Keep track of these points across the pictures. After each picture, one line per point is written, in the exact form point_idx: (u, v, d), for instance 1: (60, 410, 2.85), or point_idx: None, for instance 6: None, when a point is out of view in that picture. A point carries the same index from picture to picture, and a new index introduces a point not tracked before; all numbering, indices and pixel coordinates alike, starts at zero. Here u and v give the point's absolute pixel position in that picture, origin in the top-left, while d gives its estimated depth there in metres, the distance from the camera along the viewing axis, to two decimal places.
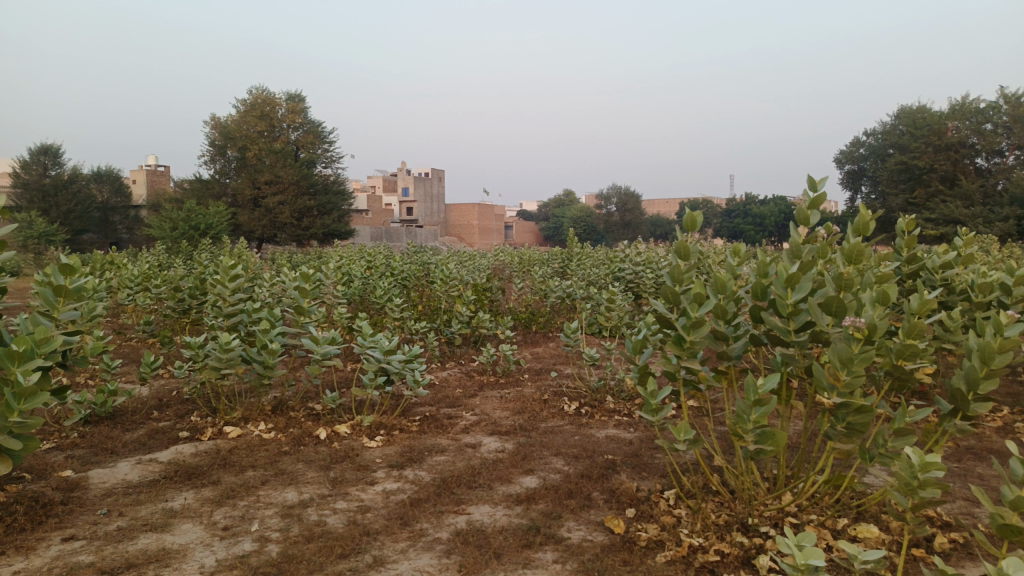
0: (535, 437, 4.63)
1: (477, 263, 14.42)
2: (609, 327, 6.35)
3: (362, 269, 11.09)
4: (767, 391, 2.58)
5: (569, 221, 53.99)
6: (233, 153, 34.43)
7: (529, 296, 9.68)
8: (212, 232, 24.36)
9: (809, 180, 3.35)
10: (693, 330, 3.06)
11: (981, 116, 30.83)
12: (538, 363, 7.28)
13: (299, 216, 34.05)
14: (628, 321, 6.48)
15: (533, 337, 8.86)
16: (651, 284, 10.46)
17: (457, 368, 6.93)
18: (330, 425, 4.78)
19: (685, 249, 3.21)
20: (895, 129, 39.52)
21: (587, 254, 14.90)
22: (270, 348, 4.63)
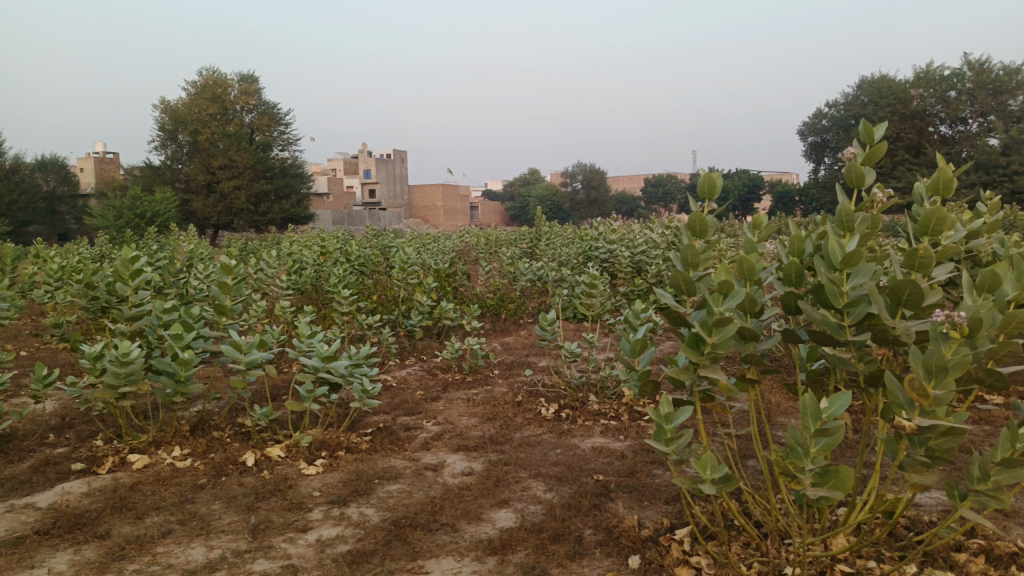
0: (509, 453, 3.87)
1: (440, 246, 13.56)
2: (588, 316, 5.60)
3: (315, 255, 10.17)
4: (835, 418, 1.87)
5: (535, 199, 53.23)
6: (184, 137, 32.86)
7: (497, 280, 8.91)
8: (161, 220, 23.09)
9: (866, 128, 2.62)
10: (717, 330, 2.32)
11: (945, 84, 30.74)
12: (510, 355, 6.51)
13: (255, 202, 32.72)
14: (609, 307, 5.73)
15: (502, 326, 8.09)
16: (627, 262, 9.74)
17: (418, 366, 6.13)
18: (261, 447, 3.97)
19: (703, 223, 2.47)
20: (858, 100, 39.48)
21: (557, 233, 14.15)
22: (183, 358, 3.79)
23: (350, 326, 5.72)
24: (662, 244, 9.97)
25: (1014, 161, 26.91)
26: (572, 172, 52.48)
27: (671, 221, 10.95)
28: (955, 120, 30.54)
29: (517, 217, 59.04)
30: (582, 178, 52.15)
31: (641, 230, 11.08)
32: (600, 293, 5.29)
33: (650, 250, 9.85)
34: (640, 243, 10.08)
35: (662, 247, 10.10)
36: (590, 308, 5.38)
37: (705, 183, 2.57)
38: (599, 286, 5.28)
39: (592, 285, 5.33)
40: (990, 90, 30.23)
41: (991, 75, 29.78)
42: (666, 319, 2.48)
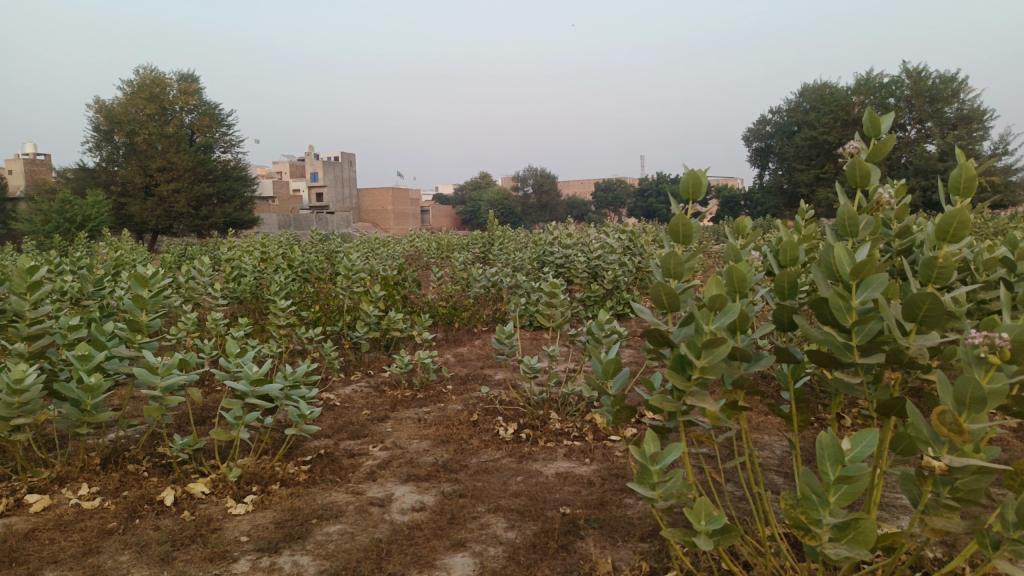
0: (464, 482, 3.50)
1: (389, 252, 13.09)
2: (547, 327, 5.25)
3: (255, 262, 9.60)
4: (859, 461, 1.56)
5: (486, 203, 52.90)
6: (120, 138, 31.49)
7: (449, 287, 8.52)
8: (94, 224, 21.92)
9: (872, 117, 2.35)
10: (707, 352, 1.99)
11: (885, 91, 31.55)
12: (463, 368, 6.14)
13: (196, 206, 31.52)
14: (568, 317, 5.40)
15: (455, 336, 7.70)
16: (583, 268, 9.46)
17: (364, 382, 5.71)
18: (183, 482, 3.50)
19: (688, 228, 2.14)
20: (801, 106, 40.34)
21: (509, 237, 13.82)
22: (90, 383, 3.31)
23: (289, 340, 5.27)
24: (618, 249, 9.72)
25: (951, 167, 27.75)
26: (523, 176, 52.34)
27: (626, 225, 10.72)
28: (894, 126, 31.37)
29: (468, 221, 58.65)
30: (533, 183, 52.04)
31: (596, 234, 10.83)
32: (560, 304, 4.96)
33: (606, 256, 9.59)
34: (596, 248, 9.82)
35: (617, 252, 9.85)
36: (549, 320, 5.04)
37: (689, 182, 2.25)
38: (559, 296, 4.95)
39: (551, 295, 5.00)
40: (928, 98, 31.09)
41: (928, 82, 30.67)
42: (646, 337, 2.14)
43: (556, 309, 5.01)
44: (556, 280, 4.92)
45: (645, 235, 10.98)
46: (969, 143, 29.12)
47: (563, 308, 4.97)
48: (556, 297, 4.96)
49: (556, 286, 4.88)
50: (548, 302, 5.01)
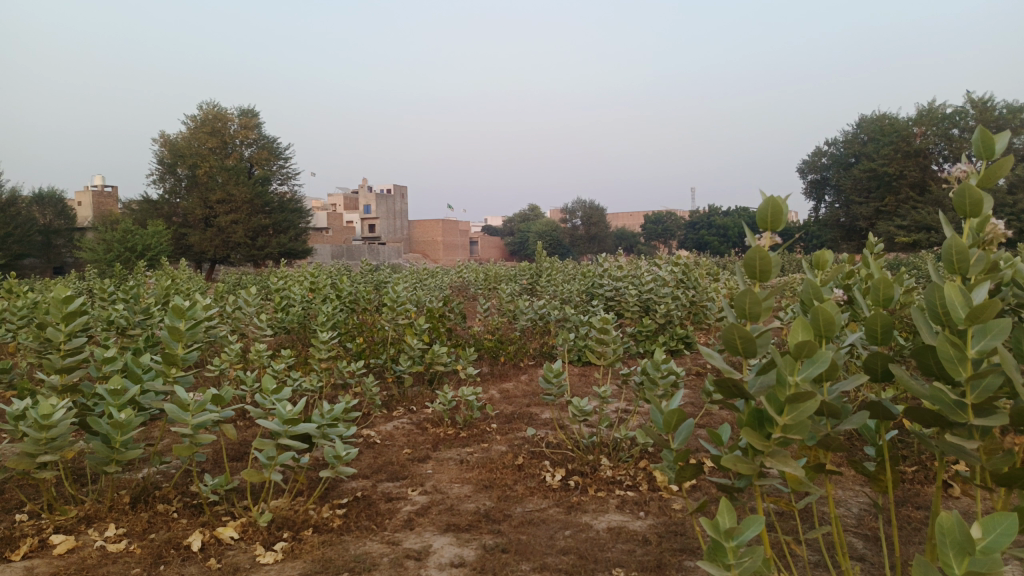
0: (507, 535, 3.24)
1: (436, 283, 12.98)
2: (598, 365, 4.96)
3: (303, 292, 9.57)
4: (994, 558, 1.25)
5: (535, 235, 52.88)
6: (182, 171, 32.55)
7: (496, 319, 8.31)
8: (153, 253, 22.51)
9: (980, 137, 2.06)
10: (790, 407, 1.72)
11: (948, 121, 30.50)
12: (509, 406, 5.89)
13: (252, 236, 32.25)
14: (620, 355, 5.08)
15: (501, 370, 7.46)
16: (634, 301, 9.15)
17: (407, 418, 5.50)
18: (212, 526, 3.32)
19: (768, 263, 1.88)
20: (858, 137, 39.33)
21: (558, 269, 13.59)
22: (121, 420, 3.19)
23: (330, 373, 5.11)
24: (670, 282, 9.38)
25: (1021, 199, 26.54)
26: (572, 208, 52.24)
27: (678, 258, 10.39)
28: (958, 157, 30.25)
29: (516, 253, 58.70)
30: (582, 214, 51.86)
31: (648, 267, 10.51)
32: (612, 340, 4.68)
33: (659, 288, 9.26)
34: (648, 281, 9.51)
35: (670, 285, 9.51)
36: (601, 358, 4.75)
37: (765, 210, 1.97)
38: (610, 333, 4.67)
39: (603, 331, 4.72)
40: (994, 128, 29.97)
41: (994, 112, 29.53)
42: (717, 387, 1.89)
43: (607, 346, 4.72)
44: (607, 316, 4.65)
45: (698, 268, 10.62)
46: None
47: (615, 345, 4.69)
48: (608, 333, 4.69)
49: (608, 322, 4.61)
50: (599, 339, 4.74)
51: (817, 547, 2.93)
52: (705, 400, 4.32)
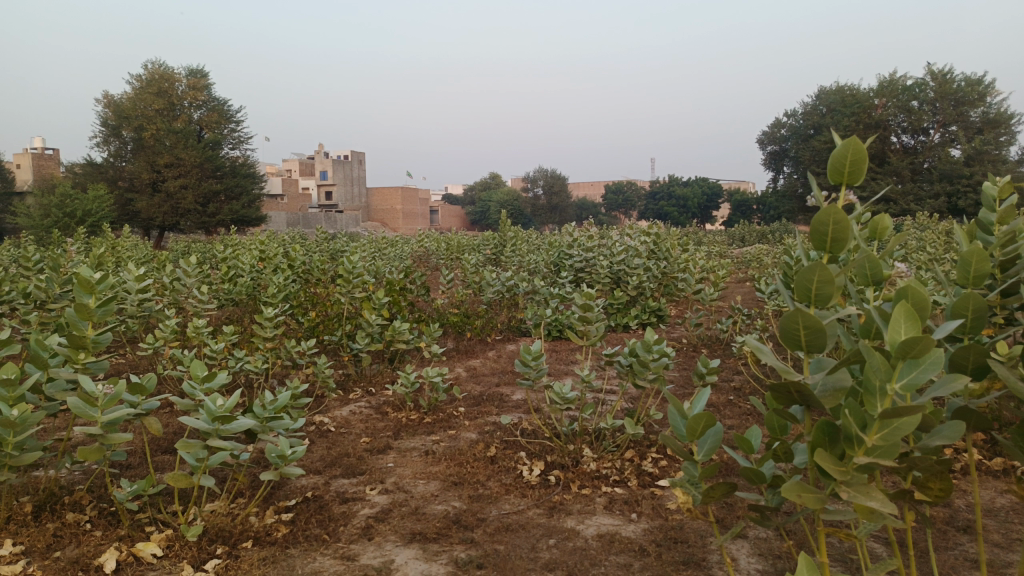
0: (481, 545, 2.79)
1: (396, 253, 12.40)
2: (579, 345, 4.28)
3: (254, 262, 8.91)
4: None
5: (496, 204, 52.23)
6: (128, 133, 30.94)
7: (460, 291, 7.82)
8: (94, 219, 21.33)
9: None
10: (880, 420, 1.29)
11: (909, 93, 30.61)
12: (476, 386, 5.43)
13: (203, 202, 30.98)
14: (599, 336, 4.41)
15: (467, 345, 6.99)
16: (604, 273, 8.75)
17: (365, 401, 5.01)
18: (130, 541, 2.80)
19: (843, 229, 1.44)
20: (818, 109, 39.45)
21: (523, 238, 13.10)
22: (13, 417, 2.63)
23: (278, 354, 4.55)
24: (642, 253, 8.98)
25: (977, 172, 26.91)
26: (534, 177, 51.60)
27: (649, 227, 9.97)
28: (916, 130, 30.47)
29: (477, 222, 58.00)
30: (543, 184, 51.23)
31: (618, 236, 10.11)
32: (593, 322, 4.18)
33: (630, 259, 8.85)
34: (619, 251, 9.11)
35: (642, 255, 9.11)
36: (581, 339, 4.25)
37: (841, 160, 1.73)
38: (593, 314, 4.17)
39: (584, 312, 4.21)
40: (952, 101, 30.18)
41: (953, 85, 29.69)
42: (772, 389, 1.45)
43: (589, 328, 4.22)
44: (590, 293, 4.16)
45: (669, 238, 10.23)
46: (995, 147, 28.18)
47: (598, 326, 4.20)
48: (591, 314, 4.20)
49: (591, 300, 4.12)
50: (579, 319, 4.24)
51: (839, 557, 2.55)
52: (697, 383, 3.92)
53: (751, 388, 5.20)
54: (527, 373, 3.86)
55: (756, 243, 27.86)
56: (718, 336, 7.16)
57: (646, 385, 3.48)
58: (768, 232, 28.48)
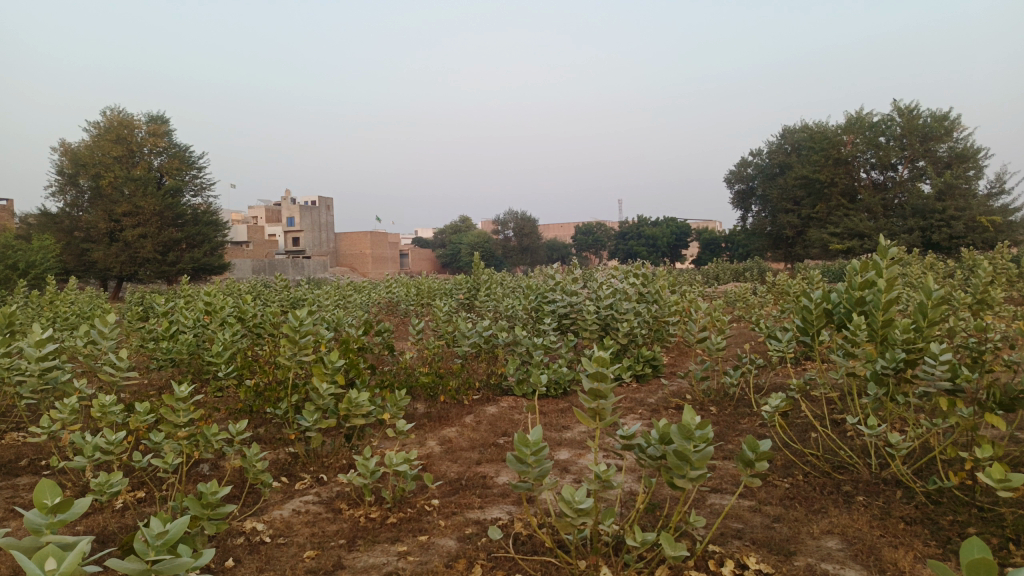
0: None
1: (362, 301, 11.39)
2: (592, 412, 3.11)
3: (198, 317, 7.84)
4: None
5: (467, 246, 51.52)
6: (85, 182, 29.57)
7: (432, 344, 6.86)
8: (40, 270, 20.05)
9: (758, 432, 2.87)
10: None
11: (875, 130, 30.46)
12: (453, 468, 4.47)
13: (163, 251, 29.68)
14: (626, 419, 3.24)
15: (441, 409, 6.03)
16: (591, 319, 7.87)
17: (315, 494, 4.02)
18: None
19: None
20: (783, 147, 39.62)
21: (497, 282, 12.20)
22: None
23: (193, 443, 3.49)
24: (632, 297, 8.14)
25: (949, 207, 26.88)
26: (503, 219, 50.91)
27: (635, 268, 9.14)
28: (885, 166, 30.45)
29: (448, 266, 57.18)
30: (513, 226, 50.51)
31: (602, 277, 9.25)
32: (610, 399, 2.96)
33: (619, 304, 8.00)
34: (606, 294, 8.25)
35: (631, 299, 8.26)
36: (594, 420, 3.07)
37: None
38: (608, 388, 2.97)
39: (596, 383, 3.00)
40: (919, 136, 30.12)
41: (919, 120, 29.71)
42: None
43: (604, 407, 3.02)
44: (602, 360, 2.96)
45: (657, 279, 9.39)
46: (964, 181, 28.17)
47: (614, 401, 3.02)
48: (604, 386, 2.99)
49: (603, 369, 2.93)
50: (588, 394, 3.06)
51: None
52: (742, 472, 2.97)
53: (784, 459, 4.32)
54: (524, 474, 2.91)
55: (732, 281, 27.40)
56: (726, 391, 6.30)
57: (685, 485, 2.56)
58: (743, 270, 28.08)
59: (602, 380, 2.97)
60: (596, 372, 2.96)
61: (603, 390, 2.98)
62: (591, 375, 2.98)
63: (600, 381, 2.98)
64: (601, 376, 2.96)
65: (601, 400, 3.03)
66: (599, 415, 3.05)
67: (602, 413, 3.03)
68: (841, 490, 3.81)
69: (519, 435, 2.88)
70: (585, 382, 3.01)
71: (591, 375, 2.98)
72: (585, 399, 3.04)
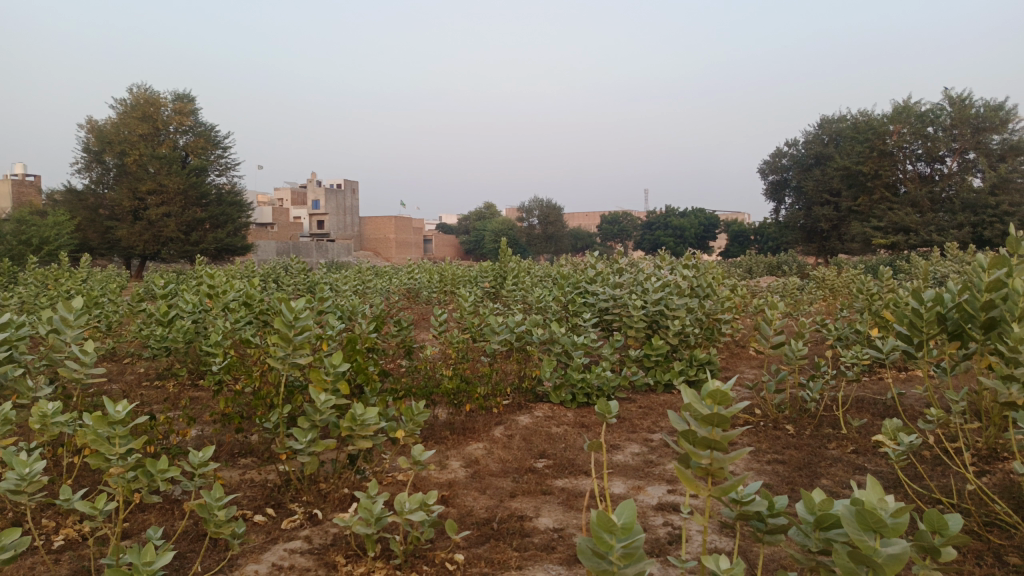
0: None
1: (382, 288, 10.51)
2: (703, 472, 1.97)
3: (196, 302, 6.97)
4: None
5: (492, 233, 50.59)
6: (110, 159, 28.98)
7: (457, 338, 5.94)
8: (54, 246, 19.52)
9: (937, 513, 1.94)
10: None
11: (923, 119, 28.70)
12: (482, 504, 3.56)
13: (186, 231, 29.11)
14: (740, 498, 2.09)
15: (467, 419, 5.13)
16: (638, 315, 6.89)
17: (306, 537, 3.13)
18: None
19: None
20: (821, 137, 37.95)
21: (526, 270, 11.24)
22: None
23: (134, 480, 2.57)
24: (685, 291, 7.14)
25: (1004, 202, 25.38)
26: (529, 205, 49.96)
27: (685, 258, 8.12)
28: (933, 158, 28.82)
29: (472, 252, 56.41)
30: (539, 213, 49.39)
31: (647, 267, 8.24)
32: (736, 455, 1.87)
33: (670, 299, 7.00)
34: (654, 287, 7.26)
35: (683, 293, 7.26)
36: (703, 485, 1.97)
37: None
38: (732, 436, 1.87)
39: (709, 428, 1.91)
40: (972, 125, 28.32)
41: (972, 110, 27.97)
42: None
43: (722, 466, 1.92)
44: (722, 393, 1.87)
45: (707, 270, 8.37)
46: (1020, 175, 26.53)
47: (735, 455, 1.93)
48: (721, 434, 1.89)
49: (724, 409, 1.86)
50: (692, 443, 1.97)
51: None
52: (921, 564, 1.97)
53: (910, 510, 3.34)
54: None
55: (769, 275, 26.17)
56: (804, 407, 5.32)
57: None
58: (779, 264, 26.86)
59: (720, 424, 1.87)
60: (711, 412, 1.87)
61: (723, 439, 1.88)
62: (701, 417, 1.89)
63: (716, 425, 1.89)
64: (721, 419, 1.86)
65: (717, 454, 1.92)
66: (714, 478, 1.95)
67: (718, 474, 1.93)
68: (1006, 563, 2.83)
69: (597, 515, 1.63)
70: (690, 426, 1.92)
71: (701, 416, 1.89)
72: (692, 452, 1.94)
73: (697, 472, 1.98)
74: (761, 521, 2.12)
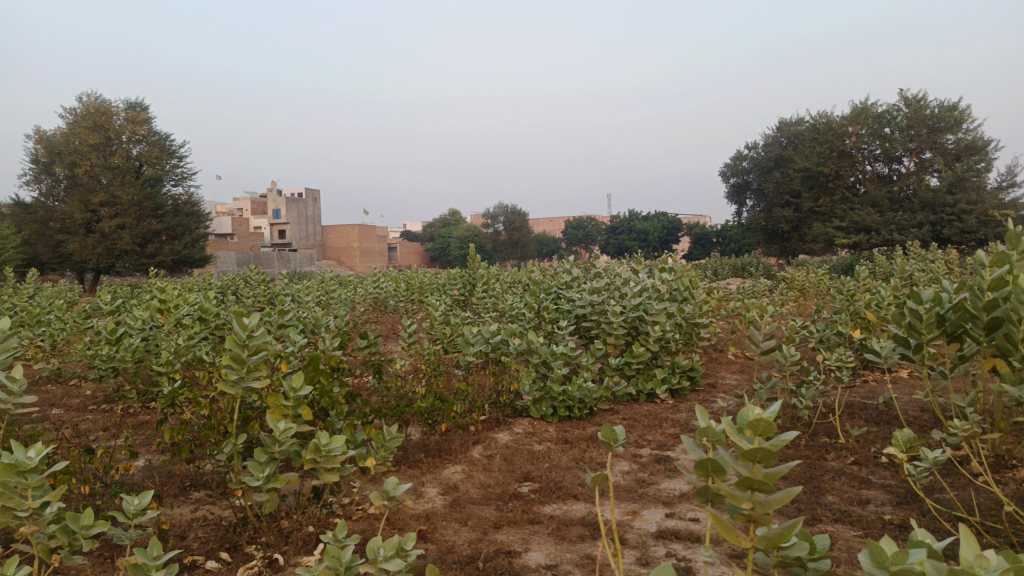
0: None
1: (348, 298, 10.07)
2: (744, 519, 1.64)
3: (146, 317, 6.47)
4: None
5: (457, 240, 50.14)
6: (60, 171, 27.84)
7: (428, 350, 5.57)
8: None
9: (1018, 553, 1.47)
10: None
11: (881, 120, 29.12)
12: (464, 538, 3.20)
13: (141, 243, 28.13)
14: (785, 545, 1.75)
15: (442, 439, 4.76)
16: (617, 322, 6.60)
17: None
18: None
19: None
20: (781, 139, 38.36)
21: (495, 276, 10.90)
22: None
23: (53, 539, 2.17)
24: (665, 295, 6.87)
25: (961, 200, 25.83)
26: (494, 212, 49.64)
27: (661, 260, 7.86)
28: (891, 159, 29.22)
29: (437, 260, 55.85)
30: (504, 219, 49.09)
31: (623, 270, 7.97)
32: (784, 498, 1.55)
33: (650, 304, 6.72)
34: (633, 291, 6.98)
35: (663, 297, 6.99)
36: (744, 533, 1.64)
37: None
38: (779, 474, 1.55)
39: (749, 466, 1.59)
40: (929, 125, 28.77)
41: (928, 111, 28.45)
42: None
43: (766, 510, 1.60)
44: (766, 424, 1.56)
45: (684, 273, 8.12)
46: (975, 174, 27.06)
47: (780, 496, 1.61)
48: (765, 472, 1.58)
49: (771, 442, 1.54)
50: (729, 483, 1.65)
51: None
52: None
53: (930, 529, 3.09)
54: None
55: (736, 277, 26.23)
56: (796, 414, 5.07)
57: None
58: (745, 265, 26.93)
59: (765, 460, 1.56)
60: (754, 446, 1.56)
61: (769, 478, 1.56)
62: (742, 452, 1.58)
63: (758, 462, 1.57)
64: (765, 454, 1.55)
65: (759, 496, 1.60)
66: (756, 525, 1.63)
67: (761, 521, 1.61)
68: None
69: None
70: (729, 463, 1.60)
71: (742, 451, 1.57)
72: (730, 494, 1.62)
73: (736, 517, 1.65)
74: (801, 568, 1.78)
